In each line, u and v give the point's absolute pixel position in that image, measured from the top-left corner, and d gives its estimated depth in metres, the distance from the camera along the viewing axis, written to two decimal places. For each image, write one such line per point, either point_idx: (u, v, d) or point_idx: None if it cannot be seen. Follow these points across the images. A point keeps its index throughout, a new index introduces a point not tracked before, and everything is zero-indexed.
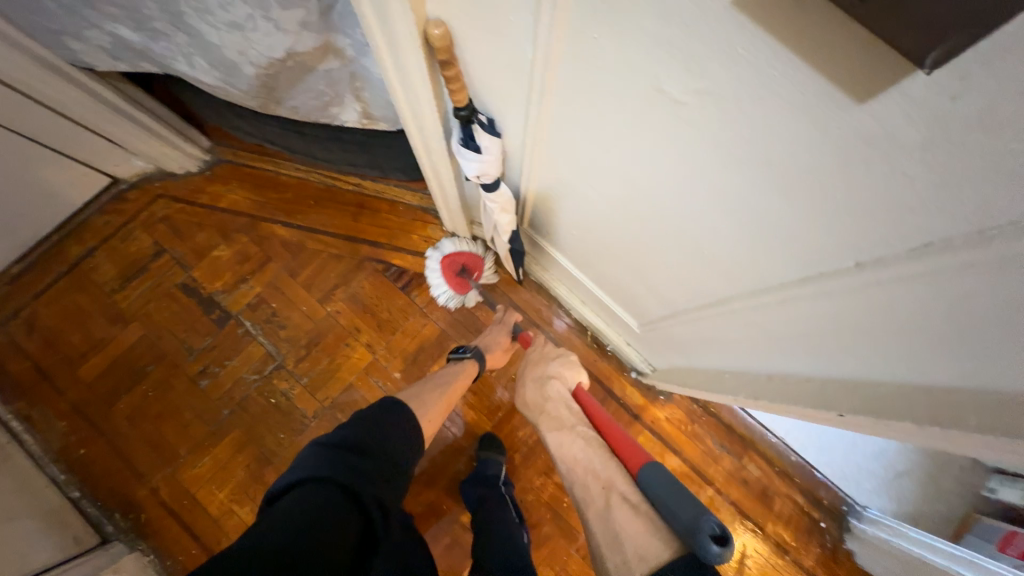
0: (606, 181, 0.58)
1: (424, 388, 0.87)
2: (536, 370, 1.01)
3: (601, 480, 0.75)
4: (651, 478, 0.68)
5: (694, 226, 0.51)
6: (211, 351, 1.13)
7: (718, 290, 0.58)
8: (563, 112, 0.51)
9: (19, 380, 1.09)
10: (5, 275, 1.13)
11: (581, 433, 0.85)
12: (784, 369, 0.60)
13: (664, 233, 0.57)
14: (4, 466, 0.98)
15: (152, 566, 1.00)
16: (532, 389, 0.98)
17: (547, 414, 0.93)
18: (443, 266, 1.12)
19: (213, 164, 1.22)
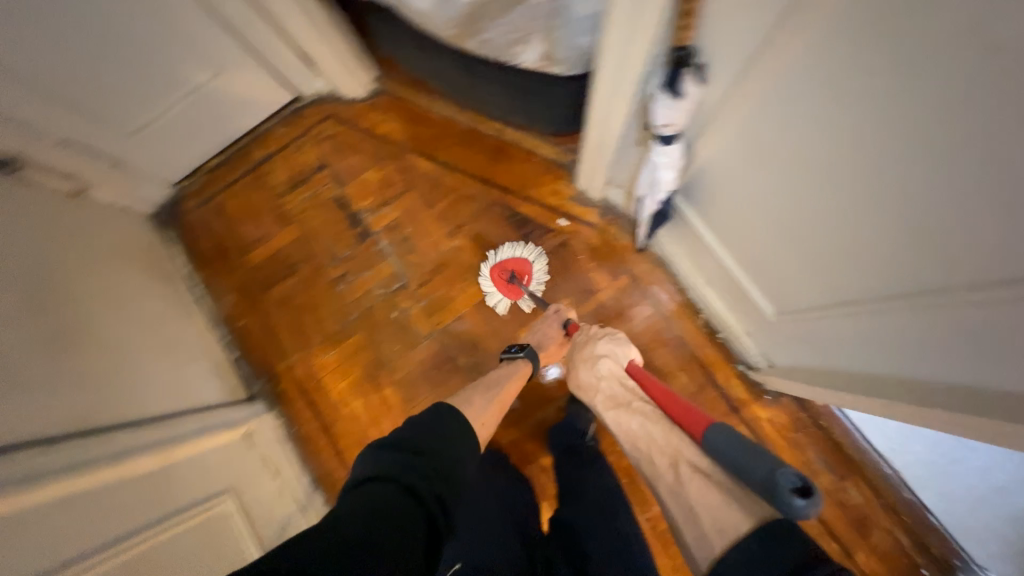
0: (828, 141, 0.57)
1: (477, 394, 0.89)
2: (583, 349, 1.01)
3: (665, 454, 0.76)
4: (719, 441, 0.66)
5: (927, 197, 0.50)
6: (350, 262, 1.26)
7: (922, 274, 0.56)
8: (817, 56, 0.52)
9: (204, 254, 1.30)
10: (204, 166, 1.34)
11: (638, 410, 0.86)
12: (982, 379, 0.56)
13: (874, 203, 0.56)
14: (188, 319, 1.19)
15: (282, 428, 1.18)
16: (582, 371, 0.99)
17: (602, 391, 0.95)
18: (493, 277, 1.18)
19: (376, 94, 1.34)
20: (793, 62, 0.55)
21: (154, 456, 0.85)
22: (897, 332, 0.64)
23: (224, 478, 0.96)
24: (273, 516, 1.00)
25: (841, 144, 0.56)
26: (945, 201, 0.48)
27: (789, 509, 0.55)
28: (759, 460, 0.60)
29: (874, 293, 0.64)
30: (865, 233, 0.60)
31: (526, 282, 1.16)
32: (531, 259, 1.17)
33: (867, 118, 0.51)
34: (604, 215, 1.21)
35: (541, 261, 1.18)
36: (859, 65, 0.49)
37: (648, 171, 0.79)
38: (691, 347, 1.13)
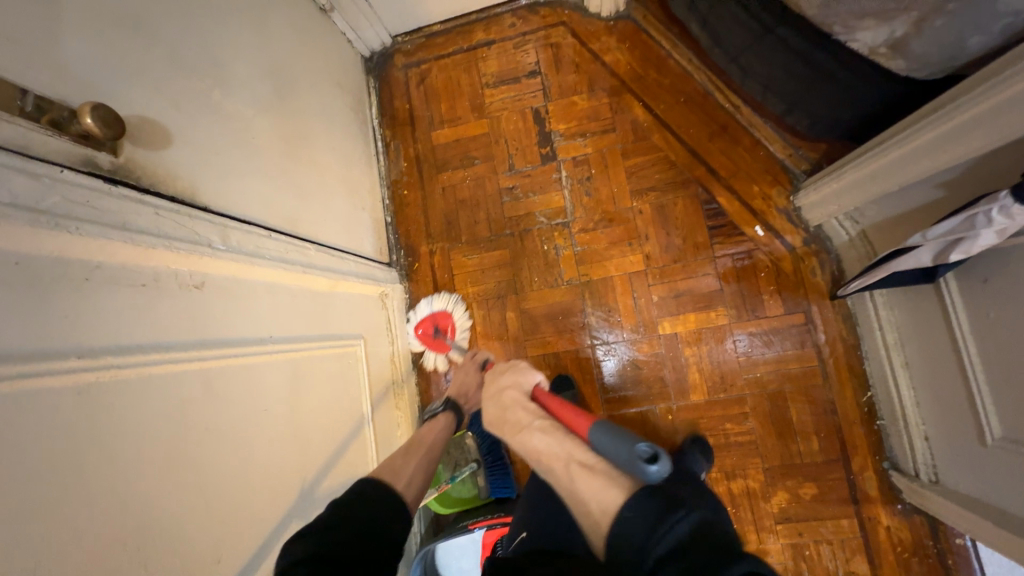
0: None
1: (397, 456, 0.78)
2: (486, 387, 0.81)
3: (557, 457, 0.60)
4: (598, 437, 0.58)
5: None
6: (525, 178, 1.22)
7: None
8: None
9: (396, 114, 1.31)
10: (426, 28, 1.31)
11: (535, 425, 0.66)
12: None
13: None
14: (369, 169, 1.23)
15: (405, 303, 1.23)
16: (488, 406, 0.76)
17: (507, 422, 0.71)
18: (421, 338, 1.18)
19: (620, 17, 1.22)
20: None
21: (327, 280, 0.89)
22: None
23: (360, 325, 1.00)
24: (381, 377, 1.06)
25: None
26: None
27: (644, 477, 0.51)
28: (621, 447, 0.54)
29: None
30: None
31: (449, 336, 1.17)
32: (452, 310, 1.19)
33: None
34: (809, 242, 1.07)
35: (462, 308, 1.19)
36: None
37: (958, 223, 0.65)
38: (838, 418, 1.02)
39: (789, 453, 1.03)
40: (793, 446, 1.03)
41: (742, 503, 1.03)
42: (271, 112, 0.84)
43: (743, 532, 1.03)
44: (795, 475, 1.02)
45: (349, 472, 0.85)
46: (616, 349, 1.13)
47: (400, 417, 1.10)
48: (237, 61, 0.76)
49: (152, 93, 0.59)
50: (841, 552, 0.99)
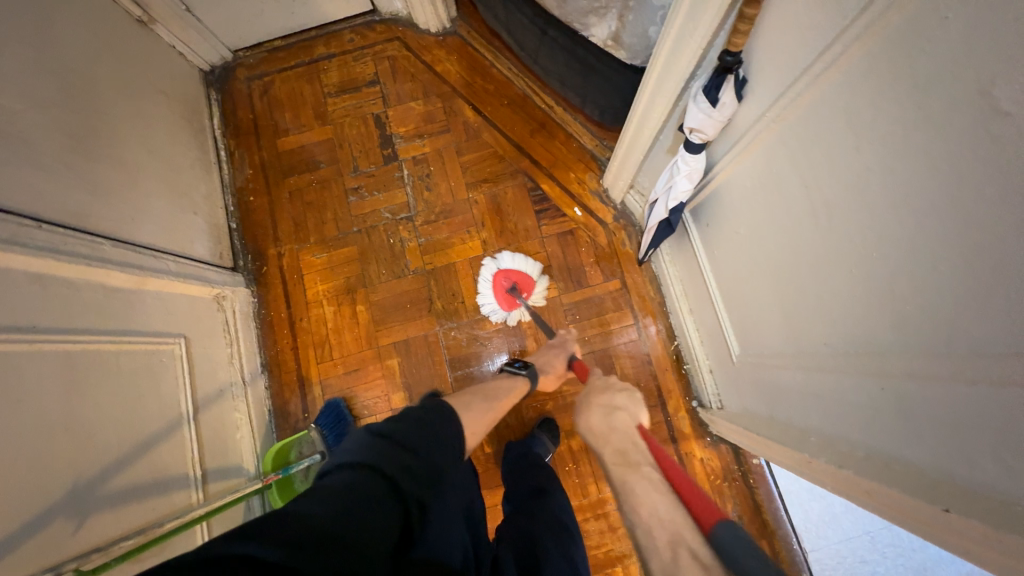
0: (812, 198, 0.57)
1: (476, 403, 0.79)
2: (599, 394, 0.69)
3: (664, 534, 0.46)
4: (733, 537, 0.43)
5: (866, 275, 0.52)
6: (369, 178, 1.29)
7: (841, 340, 0.60)
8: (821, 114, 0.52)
9: (240, 124, 1.33)
10: (268, 44, 1.37)
11: (647, 475, 0.52)
12: (883, 446, 0.55)
13: (827, 268, 0.58)
14: (206, 177, 1.23)
15: (252, 307, 1.22)
16: (592, 414, 0.65)
17: (611, 448, 0.59)
18: (494, 282, 1.18)
19: (448, 33, 1.36)
20: (801, 117, 0.55)
21: (130, 276, 0.87)
22: (813, 395, 0.67)
23: (183, 325, 0.99)
24: (214, 378, 1.03)
25: (810, 197, 0.58)
26: (867, 281, 0.52)
27: None
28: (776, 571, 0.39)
29: (805, 360, 0.67)
30: (815, 294, 0.62)
31: (523, 297, 1.17)
32: (535, 277, 1.18)
33: (834, 181, 0.53)
34: (618, 219, 1.22)
35: (543, 282, 1.19)
36: (842, 130, 0.50)
37: (667, 175, 0.80)
38: (653, 368, 1.15)
39: None
40: None
41: (581, 458, 1.12)
42: (60, 112, 0.84)
43: (584, 485, 1.11)
44: None
45: (155, 473, 0.82)
46: (462, 330, 1.19)
47: (240, 420, 1.07)
48: (13, 60, 0.77)
49: None
50: None
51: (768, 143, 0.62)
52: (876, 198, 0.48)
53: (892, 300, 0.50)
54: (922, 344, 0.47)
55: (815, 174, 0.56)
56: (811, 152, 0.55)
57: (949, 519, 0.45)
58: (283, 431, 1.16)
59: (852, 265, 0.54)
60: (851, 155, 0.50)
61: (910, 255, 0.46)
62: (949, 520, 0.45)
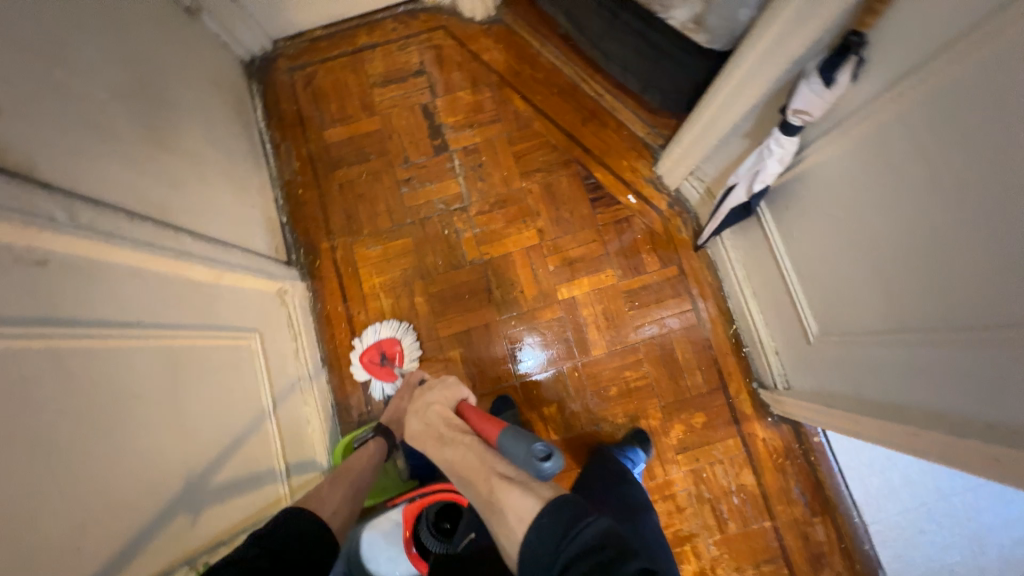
0: (923, 179, 0.59)
1: (323, 487, 0.78)
2: (414, 401, 0.86)
3: (479, 471, 0.67)
4: (510, 441, 0.69)
5: (992, 255, 0.53)
6: (419, 168, 1.28)
7: (945, 315, 0.61)
8: (944, 96, 0.53)
9: (284, 116, 1.31)
10: (309, 33, 1.34)
11: (461, 441, 0.73)
12: (1002, 414, 0.57)
13: (942, 247, 0.59)
14: (256, 169, 1.20)
15: (309, 300, 1.21)
16: (412, 421, 0.83)
17: (432, 435, 0.77)
18: (365, 365, 1.16)
19: (493, 21, 1.34)
20: (918, 99, 0.56)
21: (210, 270, 0.86)
22: (912, 369, 0.69)
23: (254, 319, 0.97)
24: (284, 372, 1.02)
25: (930, 175, 0.58)
26: (997, 263, 0.53)
27: (540, 472, 0.65)
28: (526, 448, 0.67)
29: (903, 335, 0.69)
30: (922, 270, 0.63)
31: (397, 363, 1.15)
32: (399, 337, 1.16)
33: (966, 161, 0.53)
34: (672, 205, 1.24)
35: (408, 336, 1.17)
36: (984, 108, 0.49)
37: (756, 157, 0.81)
38: (714, 352, 1.17)
39: (679, 389, 1.16)
40: (682, 382, 1.16)
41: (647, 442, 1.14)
42: (131, 100, 0.82)
43: (650, 467, 1.13)
44: (687, 407, 1.15)
45: (249, 468, 0.81)
46: (522, 319, 1.20)
47: (310, 415, 1.07)
48: (88, 46, 0.74)
49: None
50: (731, 468, 1.13)
51: (880, 122, 0.62)
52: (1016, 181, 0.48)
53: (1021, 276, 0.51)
54: None
55: (942, 157, 0.56)
56: (942, 130, 0.55)
57: None
58: (347, 424, 1.15)
59: (972, 242, 0.55)
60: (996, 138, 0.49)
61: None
62: None
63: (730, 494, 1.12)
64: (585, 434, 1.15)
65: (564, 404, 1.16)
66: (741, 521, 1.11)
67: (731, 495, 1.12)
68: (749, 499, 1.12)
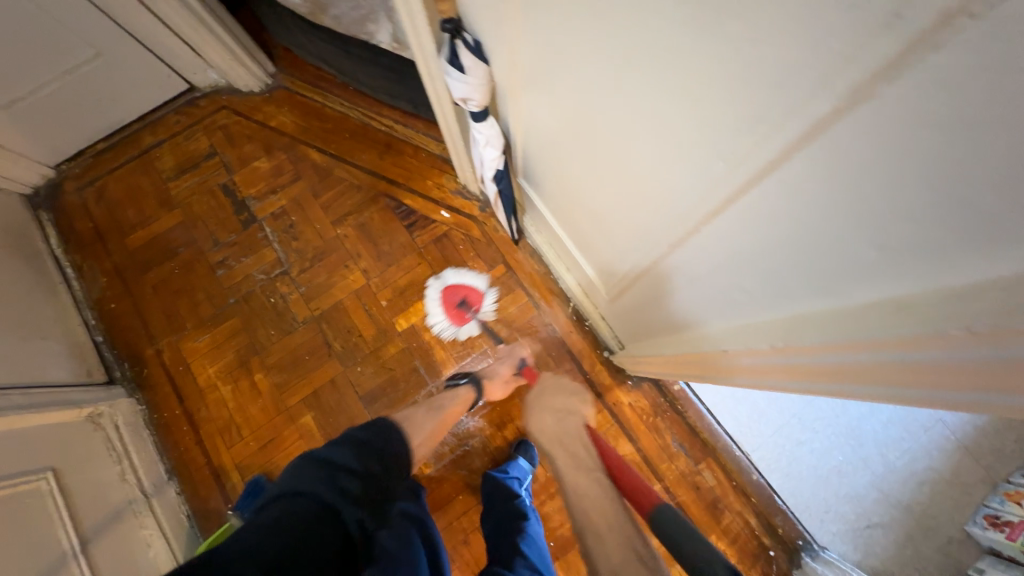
0: (572, 125, 0.62)
1: (420, 413, 0.89)
2: (550, 400, 1.00)
3: (616, 534, 0.64)
4: (668, 521, 0.65)
5: (628, 175, 0.57)
6: (232, 247, 1.26)
7: (646, 243, 0.65)
8: (533, 48, 0.56)
9: (81, 236, 1.27)
10: (91, 149, 1.33)
11: (593, 475, 0.75)
12: (724, 314, 0.61)
13: (608, 181, 0.63)
14: (50, 298, 1.15)
15: (141, 413, 1.14)
16: (548, 417, 0.95)
17: (564, 448, 0.85)
18: (443, 300, 1.20)
19: (273, 88, 1.37)
20: (526, 56, 0.59)
21: None
22: (662, 291, 0.71)
23: (48, 455, 0.90)
24: (103, 502, 0.94)
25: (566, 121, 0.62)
26: (632, 177, 0.56)
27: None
28: (696, 543, 0.62)
29: (638, 266, 0.72)
30: (614, 206, 0.66)
31: (473, 310, 1.19)
32: (483, 290, 1.20)
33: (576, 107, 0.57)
34: (484, 208, 1.26)
35: (493, 295, 1.20)
36: (550, 55, 0.54)
37: (476, 149, 0.84)
38: (559, 335, 1.17)
39: None
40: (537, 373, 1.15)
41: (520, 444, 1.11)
42: None
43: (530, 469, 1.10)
44: None
45: None
46: (367, 362, 1.17)
47: (150, 535, 0.99)
48: None
49: None
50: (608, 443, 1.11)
51: (526, 87, 0.65)
52: (598, 106, 0.52)
53: (655, 192, 0.54)
54: (677, 215, 0.53)
55: (563, 104, 0.60)
56: (548, 80, 0.59)
57: (776, 350, 0.51)
58: (208, 530, 1.07)
59: (615, 167, 0.58)
60: (571, 75, 0.53)
61: (636, 140, 0.50)
62: (776, 351, 0.51)
63: None
64: (458, 456, 1.11)
65: None
66: None
67: None
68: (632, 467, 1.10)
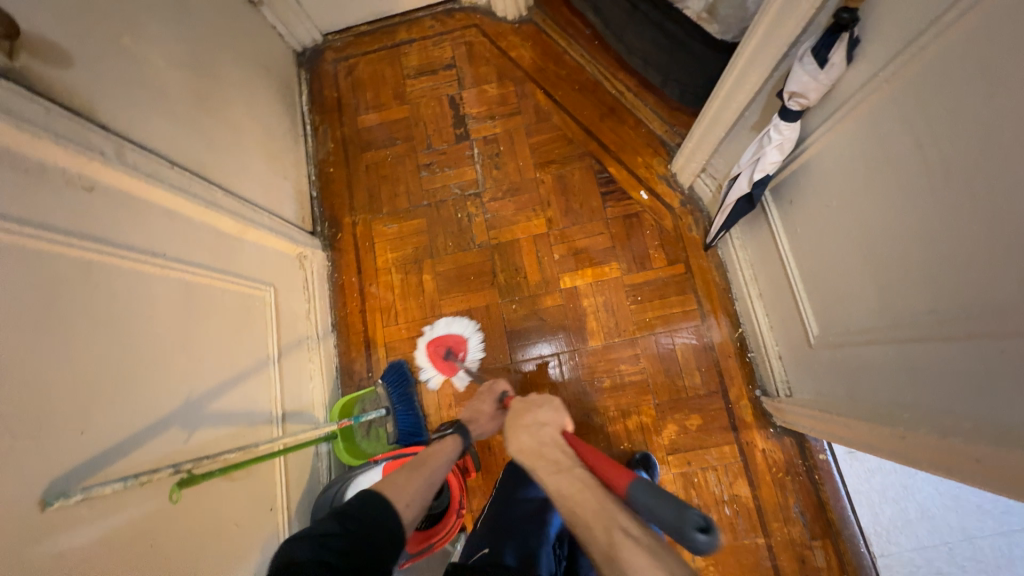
0: (922, 163, 0.57)
1: (400, 473, 0.78)
2: (520, 417, 0.77)
3: (600, 518, 0.58)
4: (638, 494, 0.56)
5: (994, 240, 0.50)
6: (440, 155, 1.35)
7: (945, 309, 0.59)
8: (938, 69, 0.53)
9: (325, 102, 1.43)
10: (356, 29, 1.47)
11: (579, 475, 0.64)
12: (1001, 416, 0.53)
13: (942, 234, 0.56)
14: (293, 146, 1.32)
15: (327, 269, 1.29)
16: (523, 437, 0.74)
17: (543, 459, 0.69)
18: (429, 353, 1.21)
19: (524, 21, 1.41)
20: (915, 74, 0.56)
21: (237, 224, 0.96)
22: (912, 367, 0.65)
23: (272, 275, 1.06)
24: (293, 329, 1.10)
25: (927, 157, 0.56)
26: (997, 244, 0.50)
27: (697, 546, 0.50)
28: (669, 506, 0.53)
29: (899, 331, 0.66)
30: (919, 261, 0.61)
31: (460, 359, 1.19)
32: (468, 336, 1.21)
33: (951, 147, 0.53)
34: (685, 204, 1.23)
35: (478, 338, 1.21)
36: (980, 80, 0.49)
37: (756, 147, 0.81)
38: (715, 354, 1.13)
39: (676, 388, 1.13)
40: (679, 381, 1.13)
41: (636, 438, 1.12)
42: (188, 70, 0.94)
43: None
44: (681, 408, 1.12)
45: (242, 405, 0.89)
46: (522, 304, 1.22)
47: (313, 372, 1.14)
48: (155, 22, 0.86)
49: (54, 22, 0.67)
50: (725, 477, 1.08)
51: (878, 104, 0.62)
52: (996, 155, 0.48)
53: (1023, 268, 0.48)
54: None
55: (942, 137, 0.54)
56: (923, 109, 0.56)
57: None
58: (347, 387, 1.22)
59: (976, 225, 0.52)
60: (986, 111, 0.49)
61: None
62: None
63: (722, 503, 1.07)
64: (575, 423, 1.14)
65: (556, 390, 1.17)
66: (731, 533, 1.05)
67: (722, 505, 1.07)
68: (741, 510, 1.06)
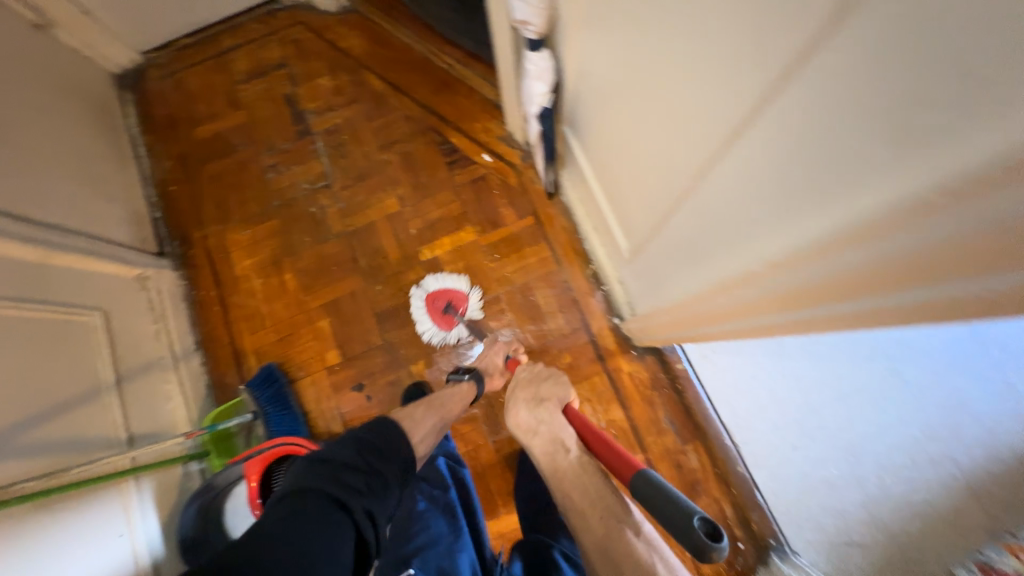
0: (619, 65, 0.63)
1: (419, 411, 0.85)
2: (526, 389, 0.86)
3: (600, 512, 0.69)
4: (644, 488, 0.59)
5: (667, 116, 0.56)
6: (284, 154, 1.33)
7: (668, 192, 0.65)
8: None
9: (157, 120, 1.37)
10: (176, 43, 1.42)
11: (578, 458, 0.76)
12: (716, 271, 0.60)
13: (646, 125, 0.62)
14: (121, 169, 1.26)
15: (180, 288, 1.25)
16: (523, 412, 0.83)
17: (541, 437, 0.79)
18: (428, 308, 1.18)
19: (346, 11, 1.42)
20: None
21: (31, 249, 0.90)
22: (674, 251, 0.71)
23: (98, 298, 1.01)
24: (138, 351, 1.05)
25: (619, 57, 0.62)
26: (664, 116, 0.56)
27: (701, 547, 0.52)
28: (676, 508, 0.55)
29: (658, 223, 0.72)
30: (646, 155, 0.67)
31: (460, 313, 1.17)
32: (467, 291, 1.19)
33: (625, 42, 0.59)
34: (526, 159, 1.28)
35: (477, 293, 1.19)
36: None
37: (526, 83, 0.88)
38: (574, 293, 1.18)
39: (543, 332, 1.17)
40: (545, 326, 1.17)
41: None
42: None
43: None
44: (551, 350, 1.16)
45: (76, 428, 0.86)
46: (387, 283, 1.23)
47: (172, 391, 1.10)
48: None
49: None
50: (600, 406, 1.13)
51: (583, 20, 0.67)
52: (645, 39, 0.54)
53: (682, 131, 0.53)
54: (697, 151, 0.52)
55: (618, 39, 0.60)
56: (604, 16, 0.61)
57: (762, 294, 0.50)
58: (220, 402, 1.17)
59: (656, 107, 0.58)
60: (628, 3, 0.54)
61: (676, 72, 0.50)
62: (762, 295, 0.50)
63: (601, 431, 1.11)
64: None
65: (433, 360, 1.18)
66: None
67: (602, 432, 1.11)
68: (620, 433, 1.11)
